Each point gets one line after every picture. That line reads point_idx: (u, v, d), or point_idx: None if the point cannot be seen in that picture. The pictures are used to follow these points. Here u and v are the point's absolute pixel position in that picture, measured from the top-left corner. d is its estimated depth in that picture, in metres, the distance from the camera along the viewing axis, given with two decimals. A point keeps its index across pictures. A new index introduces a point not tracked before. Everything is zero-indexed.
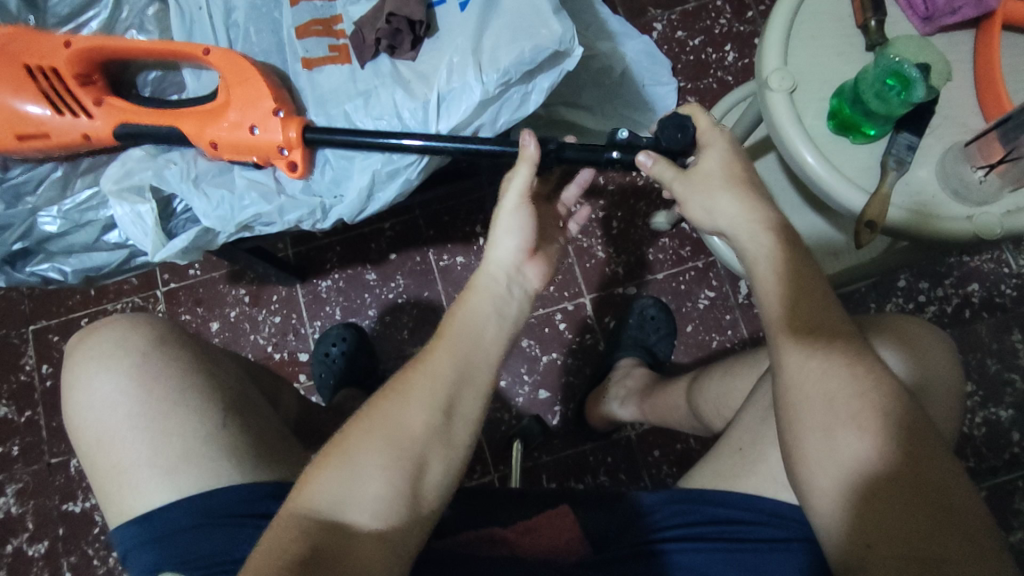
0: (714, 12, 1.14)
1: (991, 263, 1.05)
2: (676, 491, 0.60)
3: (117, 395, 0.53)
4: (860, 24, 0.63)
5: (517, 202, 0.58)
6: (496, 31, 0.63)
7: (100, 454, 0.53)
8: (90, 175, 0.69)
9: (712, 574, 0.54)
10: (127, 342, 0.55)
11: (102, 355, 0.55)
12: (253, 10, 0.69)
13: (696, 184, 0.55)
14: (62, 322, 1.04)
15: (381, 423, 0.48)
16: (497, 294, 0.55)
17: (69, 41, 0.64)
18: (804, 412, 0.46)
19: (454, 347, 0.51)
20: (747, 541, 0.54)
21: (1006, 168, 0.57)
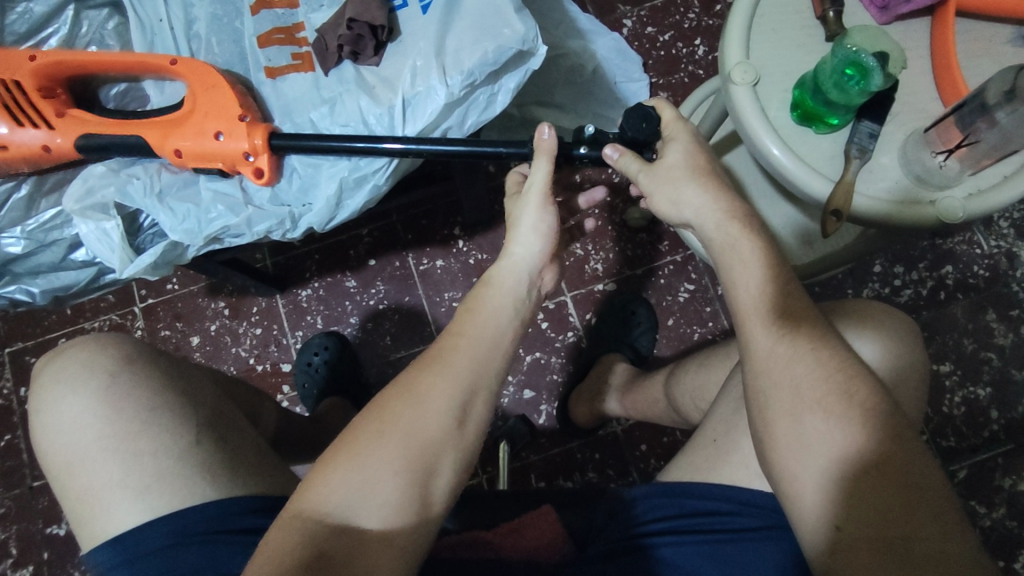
0: (682, 6, 1.15)
1: (964, 244, 1.07)
2: (654, 486, 0.61)
3: (86, 418, 0.53)
4: (818, 16, 0.64)
5: (541, 205, 0.58)
6: (458, 33, 0.63)
7: (71, 478, 0.52)
8: (55, 194, 0.68)
9: (694, 569, 0.54)
10: (94, 364, 0.55)
11: (68, 379, 0.54)
12: (214, 21, 0.68)
13: (660, 176, 0.55)
14: (38, 343, 1.02)
15: (381, 426, 0.47)
16: (516, 294, 0.55)
17: (35, 54, 0.64)
18: (773, 398, 0.47)
19: (471, 346, 0.51)
20: (722, 531, 0.55)
21: (965, 152, 0.57)
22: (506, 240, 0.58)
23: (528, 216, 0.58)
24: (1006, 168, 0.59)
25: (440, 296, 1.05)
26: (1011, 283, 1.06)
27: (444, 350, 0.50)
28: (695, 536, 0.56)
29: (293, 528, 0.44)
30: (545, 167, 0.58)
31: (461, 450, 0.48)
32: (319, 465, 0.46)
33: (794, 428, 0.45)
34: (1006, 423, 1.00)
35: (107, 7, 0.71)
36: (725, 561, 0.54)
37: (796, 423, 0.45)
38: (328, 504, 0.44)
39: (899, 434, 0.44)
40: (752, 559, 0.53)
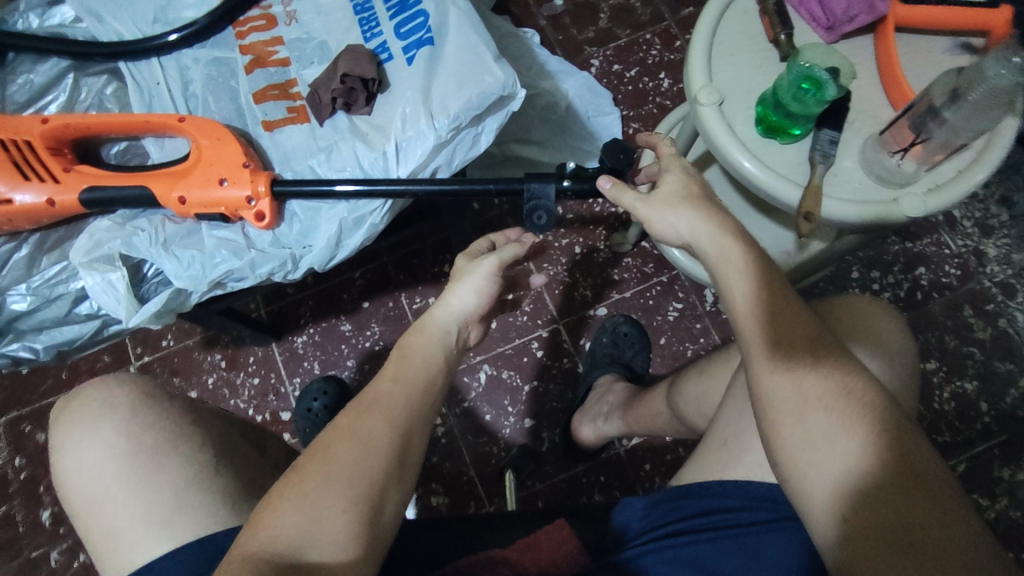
0: (644, 45, 1.23)
1: (933, 246, 1.12)
2: (658, 495, 0.62)
3: (107, 453, 0.53)
4: (772, 39, 0.69)
5: (492, 272, 0.60)
6: (442, 80, 0.67)
7: (95, 514, 0.52)
8: (56, 250, 0.68)
9: (712, 563, 0.55)
10: (114, 400, 0.56)
11: (89, 416, 0.55)
12: (210, 80, 0.72)
13: (657, 202, 0.57)
14: (34, 410, 1.02)
15: (315, 471, 0.46)
16: (442, 340, 0.57)
17: (46, 117, 0.66)
18: (777, 399, 0.49)
19: (405, 390, 0.52)
20: (737, 526, 0.56)
21: (919, 150, 0.63)
22: (446, 290, 0.60)
23: (480, 269, 0.60)
24: (959, 165, 0.64)
25: None
26: (982, 279, 1.10)
27: (375, 396, 0.51)
28: (711, 535, 0.56)
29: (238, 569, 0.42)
30: (514, 252, 0.61)
31: (401, 483, 0.49)
32: (260, 512, 0.46)
33: (803, 425, 0.47)
34: (997, 414, 1.03)
35: (106, 74, 0.75)
36: (743, 551, 0.55)
37: (801, 421, 0.48)
38: (280, 540, 0.44)
39: (898, 425, 0.46)
40: (773, 550, 0.54)
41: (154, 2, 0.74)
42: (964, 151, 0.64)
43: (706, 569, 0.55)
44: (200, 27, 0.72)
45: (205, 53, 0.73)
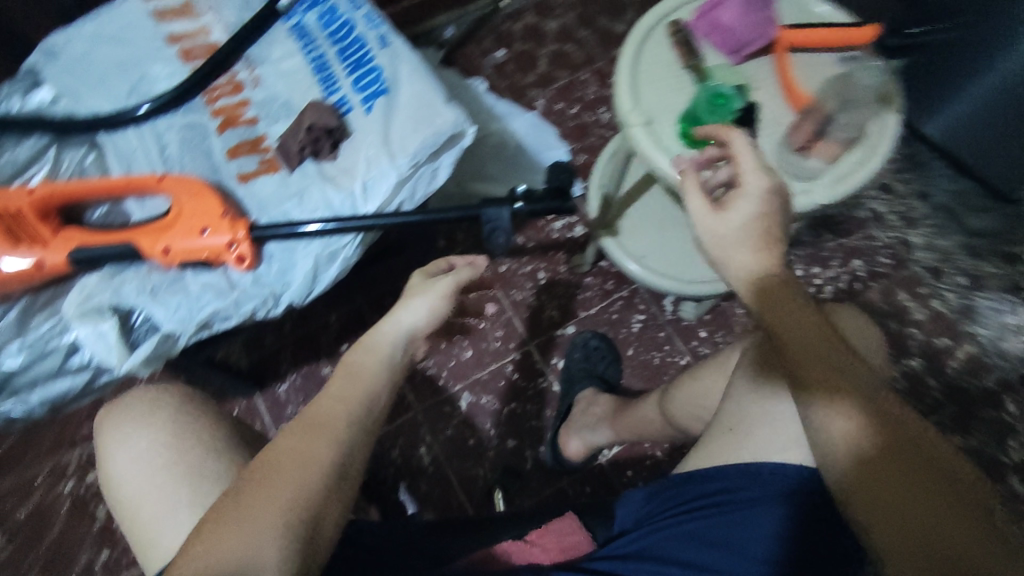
0: (582, 84, 1.34)
1: (864, 240, 1.22)
2: (656, 486, 0.68)
3: (153, 451, 0.64)
4: (685, 65, 0.79)
5: (444, 291, 0.66)
6: (400, 123, 0.75)
7: (141, 505, 0.62)
8: (47, 309, 0.72)
9: (710, 535, 0.60)
10: (158, 405, 0.67)
11: (136, 419, 0.66)
12: (184, 143, 0.79)
13: (727, 240, 0.53)
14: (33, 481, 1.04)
15: (252, 492, 0.49)
16: (386, 355, 0.61)
17: (32, 187, 0.71)
18: (813, 382, 0.47)
19: (348, 408, 0.56)
20: (733, 501, 0.61)
21: (820, 147, 0.72)
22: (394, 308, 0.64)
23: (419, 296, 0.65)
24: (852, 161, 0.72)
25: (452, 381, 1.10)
26: (912, 265, 1.20)
27: (317, 417, 0.55)
28: (707, 510, 0.61)
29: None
30: (471, 272, 0.69)
31: None
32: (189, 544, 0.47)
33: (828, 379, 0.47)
34: (944, 386, 1.10)
35: (87, 145, 0.80)
36: (739, 525, 0.59)
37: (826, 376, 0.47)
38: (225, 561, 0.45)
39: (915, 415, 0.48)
40: (765, 522, 0.59)
41: (127, 78, 0.80)
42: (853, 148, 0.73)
43: (704, 541, 0.60)
44: (171, 97, 0.78)
45: (178, 119, 0.79)
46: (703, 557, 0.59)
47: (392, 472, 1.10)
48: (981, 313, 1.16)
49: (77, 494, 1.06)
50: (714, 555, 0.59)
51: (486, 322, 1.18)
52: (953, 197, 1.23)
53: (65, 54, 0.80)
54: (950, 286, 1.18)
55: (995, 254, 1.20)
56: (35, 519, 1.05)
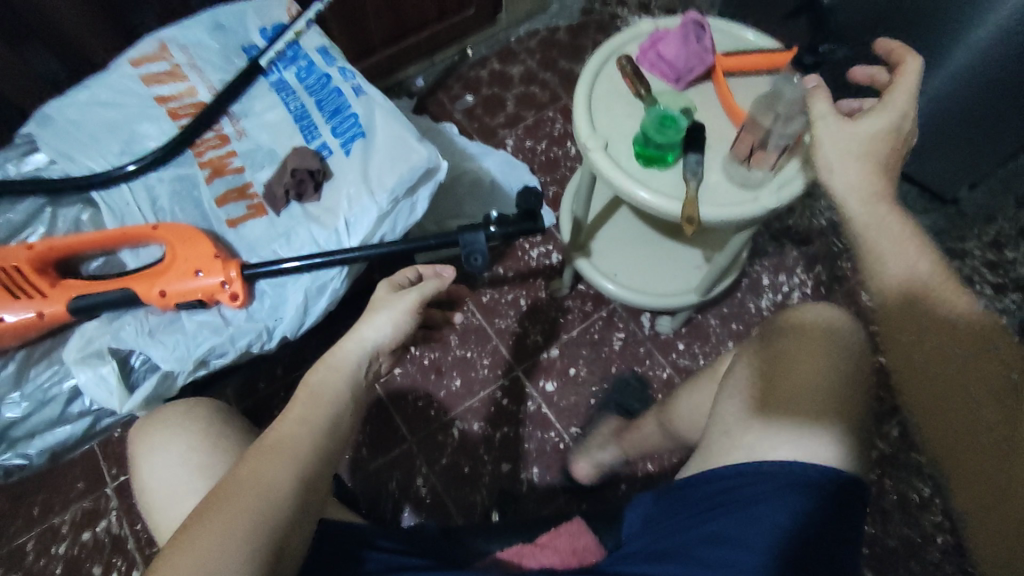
0: (549, 121, 1.43)
1: (824, 246, 1.29)
2: (661, 491, 0.69)
3: (186, 456, 0.67)
4: (636, 94, 0.87)
5: (410, 308, 0.66)
6: (377, 163, 0.81)
7: (177, 505, 0.65)
8: (45, 359, 0.75)
9: (721, 530, 0.59)
10: (193, 414, 0.70)
11: (170, 426, 0.69)
12: (175, 195, 0.84)
13: (850, 132, 0.56)
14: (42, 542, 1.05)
15: (210, 513, 0.49)
16: (349, 373, 0.62)
17: (30, 243, 0.74)
18: (883, 245, 0.54)
19: (311, 431, 0.57)
20: (741, 497, 0.61)
21: (761, 157, 0.80)
22: (359, 322, 0.65)
23: (377, 308, 0.66)
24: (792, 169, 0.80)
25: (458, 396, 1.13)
26: None
27: (277, 441, 0.55)
28: (711, 511, 0.62)
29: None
30: (436, 286, 0.70)
31: None
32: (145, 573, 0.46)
33: (943, 296, 0.51)
34: None
35: (80, 203, 0.86)
36: (742, 520, 0.59)
37: (903, 305, 0.52)
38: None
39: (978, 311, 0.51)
40: (772, 512, 0.58)
41: (119, 138, 0.86)
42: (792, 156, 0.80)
43: (723, 541, 0.59)
44: (160, 153, 0.83)
45: (168, 172, 0.84)
46: (712, 554, 0.58)
47: (390, 504, 1.11)
48: None
49: (70, 554, 1.06)
50: (721, 551, 0.58)
51: (473, 351, 1.22)
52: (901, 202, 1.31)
53: (60, 119, 0.85)
54: None
55: None
56: None
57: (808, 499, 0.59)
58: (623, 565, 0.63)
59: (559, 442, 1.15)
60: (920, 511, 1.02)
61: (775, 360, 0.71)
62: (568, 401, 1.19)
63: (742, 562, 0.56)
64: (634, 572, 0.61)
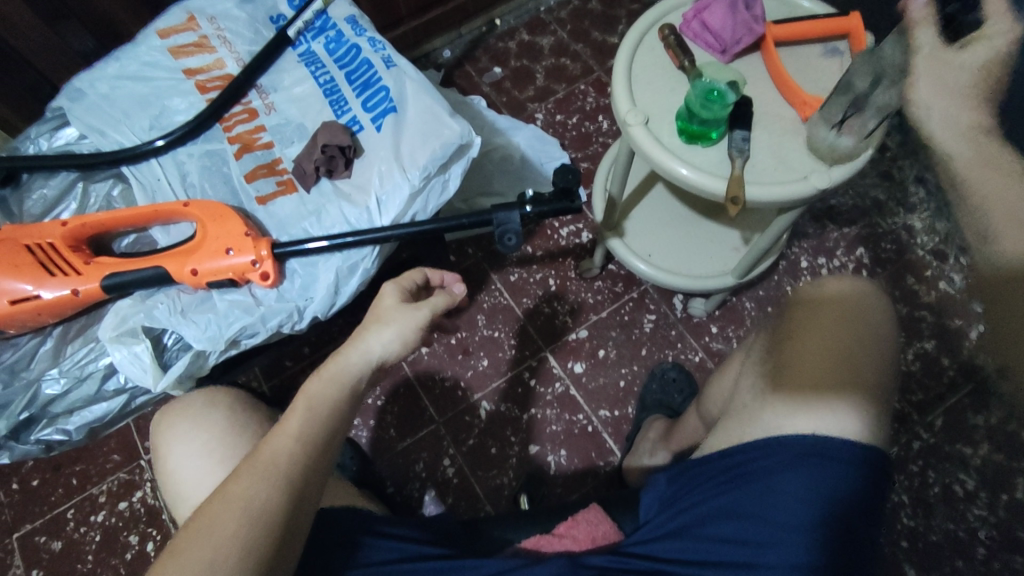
0: (581, 95, 1.38)
1: (867, 229, 1.23)
2: (676, 468, 0.66)
3: (205, 444, 0.72)
4: (679, 66, 0.82)
5: (417, 325, 0.64)
6: (409, 138, 0.78)
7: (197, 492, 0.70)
8: (81, 337, 0.75)
9: (735, 507, 0.59)
10: (215, 402, 0.76)
11: (190, 415, 0.75)
12: (204, 170, 0.82)
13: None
14: (81, 510, 1.09)
15: (193, 543, 0.49)
16: (347, 381, 0.61)
17: (65, 219, 0.74)
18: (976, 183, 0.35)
19: (311, 442, 0.57)
20: (755, 471, 0.60)
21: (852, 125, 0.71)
22: (363, 330, 0.62)
23: (375, 320, 0.63)
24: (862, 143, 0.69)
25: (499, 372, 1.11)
26: (916, 249, 1.21)
27: (271, 455, 0.55)
28: (732, 485, 0.60)
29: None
30: (445, 301, 0.67)
31: None
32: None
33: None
34: (959, 365, 1.09)
35: (112, 178, 0.85)
36: (764, 492, 0.58)
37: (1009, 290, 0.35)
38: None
39: None
40: (787, 487, 0.58)
41: (149, 112, 0.84)
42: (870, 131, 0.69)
43: (736, 517, 0.58)
44: (190, 128, 0.81)
45: (198, 148, 0.83)
46: (731, 531, 0.57)
47: (417, 484, 1.11)
48: None
49: (106, 524, 1.08)
50: (746, 527, 0.57)
51: (500, 331, 1.20)
52: None
53: (89, 93, 0.84)
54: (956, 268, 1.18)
55: None
56: (64, 553, 1.07)
57: (824, 470, 0.58)
58: (647, 544, 0.61)
59: (587, 425, 1.14)
60: (963, 504, 1.00)
61: (799, 336, 0.66)
62: (596, 383, 1.17)
63: (771, 540, 0.56)
64: (657, 553, 0.60)
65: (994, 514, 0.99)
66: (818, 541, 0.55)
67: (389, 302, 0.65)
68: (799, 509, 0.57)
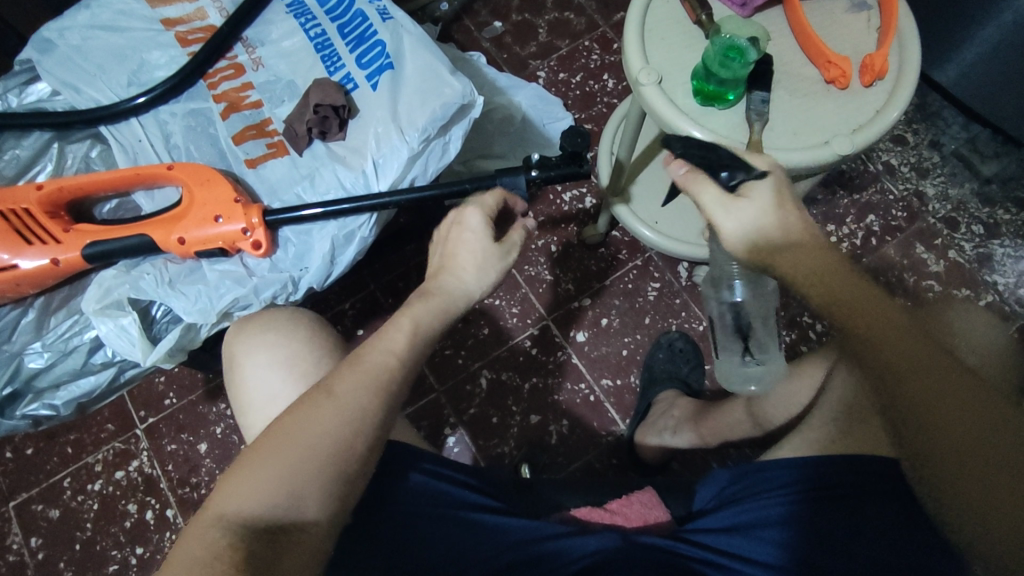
0: (585, 51, 1.31)
1: (879, 193, 1.18)
2: (741, 466, 0.67)
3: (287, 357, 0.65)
4: (694, 21, 0.77)
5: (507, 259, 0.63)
6: (407, 98, 0.73)
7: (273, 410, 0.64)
8: (64, 309, 0.72)
9: (813, 522, 0.59)
10: (297, 316, 0.69)
11: (276, 325, 0.67)
12: (189, 131, 0.77)
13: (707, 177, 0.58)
14: (77, 478, 1.07)
15: (284, 441, 0.52)
16: (438, 308, 0.60)
17: (40, 184, 0.70)
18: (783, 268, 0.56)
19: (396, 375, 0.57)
20: (838, 489, 0.61)
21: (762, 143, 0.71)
22: (452, 259, 0.62)
23: (462, 255, 0.61)
24: (765, 207, 0.56)
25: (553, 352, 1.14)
26: (928, 217, 1.17)
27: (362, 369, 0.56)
28: (810, 497, 0.61)
29: (209, 531, 0.48)
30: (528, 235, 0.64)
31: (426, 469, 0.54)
32: (230, 473, 0.52)
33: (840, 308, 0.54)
34: None
35: (90, 138, 0.80)
36: (843, 519, 0.59)
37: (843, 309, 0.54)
38: (267, 507, 0.50)
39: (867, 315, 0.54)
40: (871, 513, 0.58)
41: (126, 67, 0.79)
42: (761, 180, 0.57)
43: (811, 531, 0.59)
44: (171, 84, 0.76)
45: (180, 107, 0.78)
46: (807, 545, 0.58)
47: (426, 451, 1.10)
48: (999, 260, 1.14)
49: (104, 492, 1.07)
50: (827, 544, 0.58)
51: (502, 299, 1.17)
52: (966, 144, 1.22)
53: (60, 44, 0.78)
54: (968, 236, 1.16)
55: (1012, 200, 1.18)
56: (61, 522, 1.06)
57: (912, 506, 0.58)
58: (717, 535, 0.61)
59: (590, 395, 1.12)
60: None
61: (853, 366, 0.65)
62: (599, 352, 1.15)
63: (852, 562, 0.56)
64: (725, 546, 0.60)
65: None
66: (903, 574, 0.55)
67: (476, 235, 0.62)
68: (869, 546, 0.57)
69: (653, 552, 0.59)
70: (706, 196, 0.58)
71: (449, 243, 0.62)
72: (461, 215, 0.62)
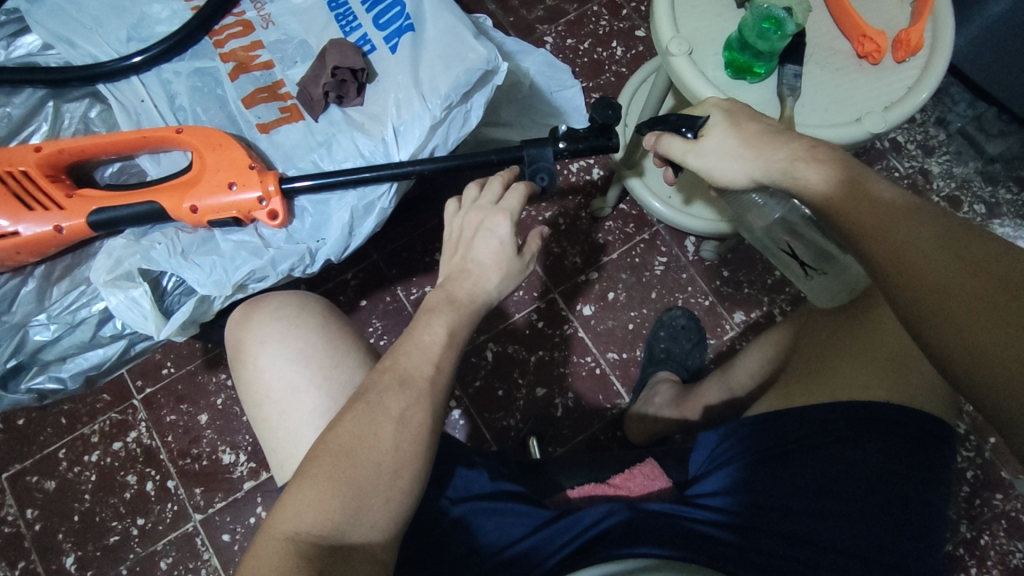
0: (593, 17, 1.27)
1: (884, 171, 1.18)
2: (724, 426, 0.67)
3: (308, 348, 0.64)
4: None
5: (520, 255, 0.61)
6: (429, 62, 0.69)
7: (293, 403, 0.62)
8: (67, 279, 0.70)
9: (791, 476, 0.60)
10: (309, 306, 0.67)
11: (289, 316, 0.65)
12: (195, 92, 0.73)
13: (710, 151, 0.58)
14: (72, 449, 1.05)
15: (339, 450, 0.50)
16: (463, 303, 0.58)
17: (38, 145, 0.65)
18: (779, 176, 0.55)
19: (433, 369, 0.55)
20: (813, 442, 0.61)
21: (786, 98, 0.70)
22: (468, 250, 0.60)
23: (487, 262, 0.60)
24: (725, 140, 0.57)
25: (562, 326, 1.14)
26: (931, 195, 1.17)
27: (402, 364, 0.55)
28: (792, 453, 0.62)
29: (270, 546, 0.46)
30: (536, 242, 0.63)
31: None
32: (291, 486, 0.50)
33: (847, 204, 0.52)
34: None
35: (87, 97, 0.75)
36: (827, 468, 0.60)
37: (838, 196, 0.52)
38: (322, 525, 0.48)
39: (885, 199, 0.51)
40: (854, 462, 0.59)
41: (125, 22, 0.74)
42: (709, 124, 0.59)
43: (792, 485, 0.60)
44: (175, 41, 0.72)
45: (185, 66, 0.73)
46: (790, 500, 0.59)
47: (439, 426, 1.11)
48: None
49: (102, 464, 1.05)
50: (801, 498, 0.59)
51: None
52: (972, 122, 1.21)
53: None
54: (970, 215, 1.16)
55: (1015, 179, 1.18)
56: (57, 494, 1.03)
57: (888, 450, 0.60)
58: (710, 495, 0.61)
59: (595, 367, 1.13)
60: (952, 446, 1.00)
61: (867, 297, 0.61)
62: (605, 326, 1.14)
63: (826, 511, 0.58)
64: (710, 503, 0.60)
65: (981, 455, 1.00)
66: (881, 517, 0.57)
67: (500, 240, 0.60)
68: (845, 490, 0.58)
69: (651, 519, 0.58)
70: (671, 150, 0.60)
71: (471, 247, 0.60)
72: (486, 219, 0.60)
